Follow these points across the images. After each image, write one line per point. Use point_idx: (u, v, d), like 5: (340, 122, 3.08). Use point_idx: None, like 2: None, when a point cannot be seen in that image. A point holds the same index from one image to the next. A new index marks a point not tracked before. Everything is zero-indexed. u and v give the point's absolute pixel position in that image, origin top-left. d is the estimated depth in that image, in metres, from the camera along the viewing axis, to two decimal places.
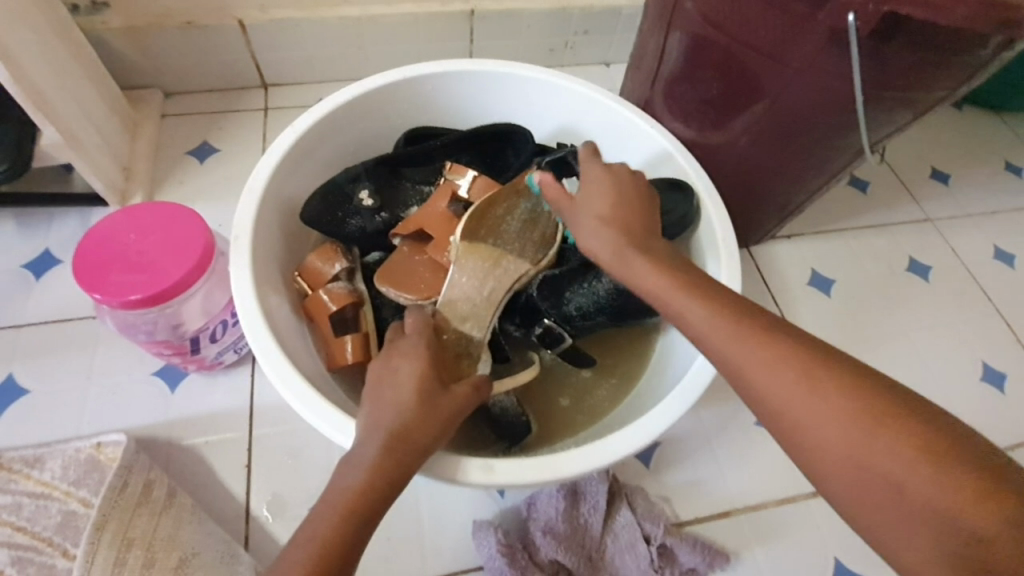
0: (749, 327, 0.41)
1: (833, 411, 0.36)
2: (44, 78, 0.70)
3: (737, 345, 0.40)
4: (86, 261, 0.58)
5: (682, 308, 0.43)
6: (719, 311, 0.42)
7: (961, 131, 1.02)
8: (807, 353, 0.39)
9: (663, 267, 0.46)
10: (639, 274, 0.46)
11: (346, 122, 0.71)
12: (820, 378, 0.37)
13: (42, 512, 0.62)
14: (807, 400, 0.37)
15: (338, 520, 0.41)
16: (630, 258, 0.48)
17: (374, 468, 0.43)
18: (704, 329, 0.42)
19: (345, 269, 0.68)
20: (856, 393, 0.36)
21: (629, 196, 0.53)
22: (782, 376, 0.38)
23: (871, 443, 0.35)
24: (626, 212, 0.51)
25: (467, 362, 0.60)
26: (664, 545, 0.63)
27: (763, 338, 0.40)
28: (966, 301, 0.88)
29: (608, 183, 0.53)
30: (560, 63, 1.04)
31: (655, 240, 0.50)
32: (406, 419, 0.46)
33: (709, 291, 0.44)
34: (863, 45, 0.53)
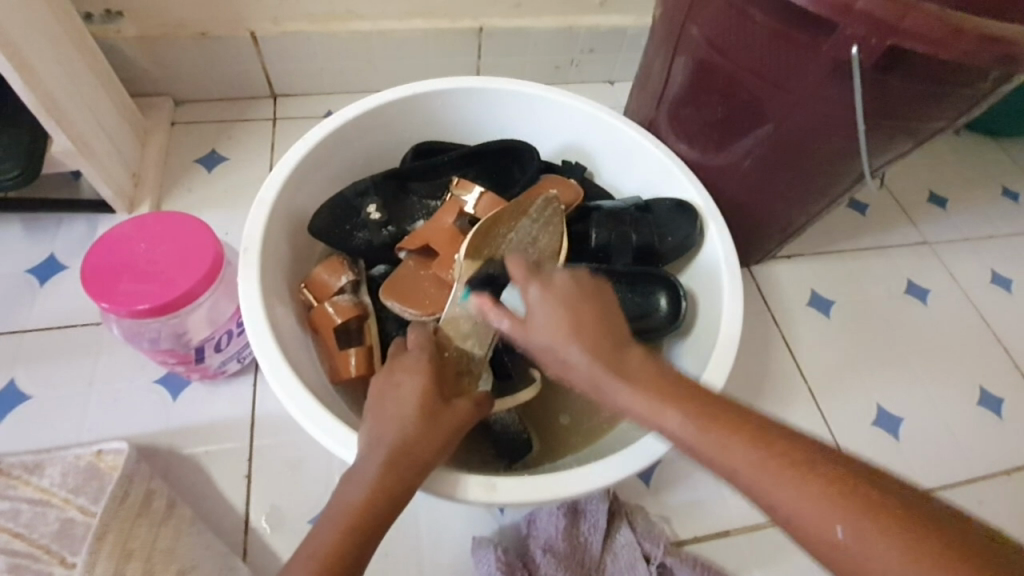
0: (707, 416, 0.39)
1: (809, 497, 0.34)
2: (58, 85, 0.71)
3: (696, 434, 0.39)
4: (95, 269, 0.58)
5: (624, 390, 0.42)
6: (698, 413, 0.39)
7: (959, 156, 1.04)
8: (766, 436, 0.37)
9: (629, 370, 0.42)
10: (603, 372, 0.43)
11: (355, 136, 0.72)
12: (790, 470, 0.35)
13: (39, 520, 0.62)
14: (781, 485, 0.35)
15: (341, 535, 0.41)
16: (599, 380, 0.43)
17: (377, 484, 0.44)
18: (658, 417, 0.40)
19: (351, 282, 0.69)
20: (828, 474, 0.35)
21: (584, 298, 0.47)
22: (751, 463, 0.36)
23: (853, 522, 0.33)
24: (577, 315, 0.45)
25: (467, 379, 0.60)
26: (664, 566, 0.63)
27: (722, 425, 0.38)
28: (964, 325, 0.89)
29: (553, 296, 0.47)
30: (566, 81, 1.06)
31: (625, 349, 0.44)
32: (408, 434, 0.46)
33: (652, 368, 0.43)
34: (865, 76, 0.54)
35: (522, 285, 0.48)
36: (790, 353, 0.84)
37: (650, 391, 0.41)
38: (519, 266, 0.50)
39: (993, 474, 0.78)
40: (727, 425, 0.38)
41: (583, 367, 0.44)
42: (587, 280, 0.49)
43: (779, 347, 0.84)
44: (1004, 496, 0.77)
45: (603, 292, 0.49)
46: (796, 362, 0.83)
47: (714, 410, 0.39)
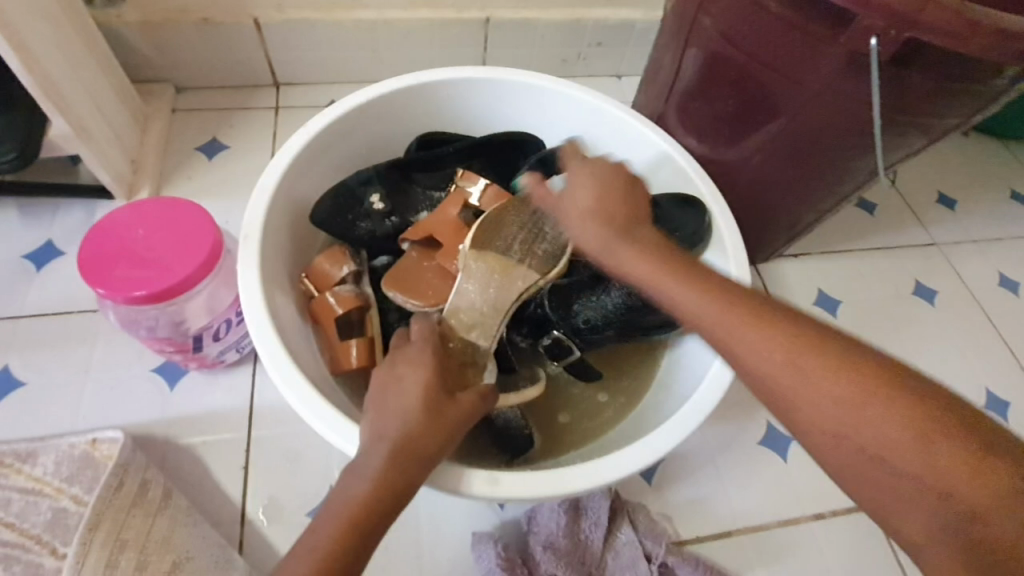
0: (766, 320, 0.40)
1: (844, 404, 0.36)
2: (58, 68, 0.70)
3: (752, 334, 0.40)
4: (91, 254, 0.57)
5: (671, 295, 0.44)
6: (710, 295, 0.43)
7: (968, 157, 1.03)
8: (822, 344, 0.38)
9: (640, 237, 0.50)
10: (613, 236, 0.50)
11: (358, 125, 0.71)
12: (834, 370, 0.37)
13: (32, 509, 0.61)
14: (823, 391, 0.37)
15: (341, 530, 0.40)
16: (606, 244, 0.50)
17: (378, 478, 0.42)
18: (695, 318, 0.43)
19: (353, 272, 0.68)
20: (872, 376, 0.37)
21: (617, 181, 0.54)
22: (792, 365, 0.38)
23: (878, 425, 0.35)
24: (608, 189, 0.54)
25: (472, 371, 0.59)
26: (666, 564, 0.62)
27: (776, 328, 0.40)
28: (972, 327, 0.88)
29: (587, 173, 0.55)
30: (572, 74, 1.05)
31: (638, 226, 0.51)
32: (410, 428, 0.45)
33: (698, 275, 0.45)
34: (883, 70, 0.53)
35: (566, 167, 0.58)
36: None
37: (707, 295, 0.43)
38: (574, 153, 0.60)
39: None
40: (779, 327, 0.40)
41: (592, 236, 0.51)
42: (625, 171, 0.56)
43: None
44: None
45: (634, 184, 0.55)
46: None
47: (769, 320, 0.40)
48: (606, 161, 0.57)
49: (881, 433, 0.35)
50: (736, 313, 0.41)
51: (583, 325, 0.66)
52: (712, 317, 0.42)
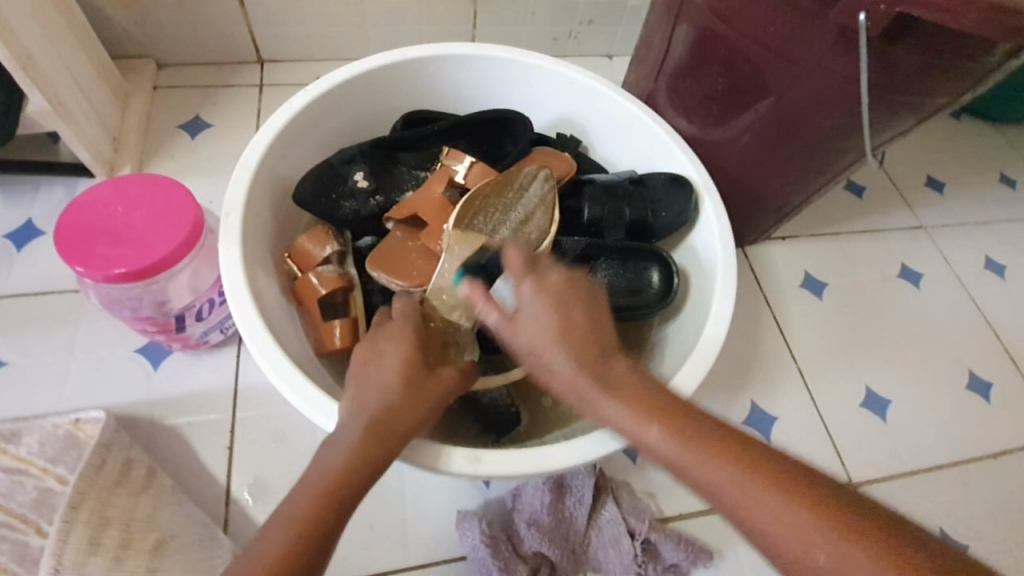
0: (773, 480, 0.39)
1: (861, 571, 0.35)
2: (33, 42, 0.68)
3: (762, 499, 0.39)
4: (69, 232, 0.56)
5: (649, 437, 0.43)
6: (666, 424, 0.43)
7: (958, 140, 1.03)
8: (825, 499, 0.38)
9: (611, 377, 0.46)
10: (588, 384, 0.46)
11: (343, 102, 0.70)
12: (795, 510, 0.38)
13: (16, 488, 0.61)
14: (834, 552, 0.36)
15: (318, 500, 0.41)
16: (584, 390, 0.46)
17: (357, 450, 0.43)
18: (699, 467, 0.41)
19: (336, 252, 0.67)
20: (831, 513, 0.37)
21: (575, 298, 0.49)
22: (807, 527, 0.37)
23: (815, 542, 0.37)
24: (568, 317, 0.48)
25: (453, 350, 0.58)
26: (648, 541, 0.62)
27: (784, 487, 0.39)
28: (956, 309, 0.89)
29: (548, 296, 0.49)
30: (563, 53, 1.03)
31: (612, 358, 0.47)
32: (389, 402, 0.45)
33: (689, 417, 0.44)
34: (871, 45, 0.52)
35: (517, 278, 0.50)
36: (782, 333, 0.83)
37: (708, 452, 0.41)
38: (516, 258, 0.51)
39: (977, 457, 0.79)
40: (789, 483, 0.39)
41: (568, 375, 0.46)
42: (581, 281, 0.51)
43: (771, 328, 0.83)
44: (986, 478, 0.78)
45: (594, 293, 0.51)
46: (787, 343, 0.82)
47: (779, 476, 0.39)
48: (559, 270, 0.51)
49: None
50: (743, 468, 0.40)
51: None
52: (721, 475, 0.40)
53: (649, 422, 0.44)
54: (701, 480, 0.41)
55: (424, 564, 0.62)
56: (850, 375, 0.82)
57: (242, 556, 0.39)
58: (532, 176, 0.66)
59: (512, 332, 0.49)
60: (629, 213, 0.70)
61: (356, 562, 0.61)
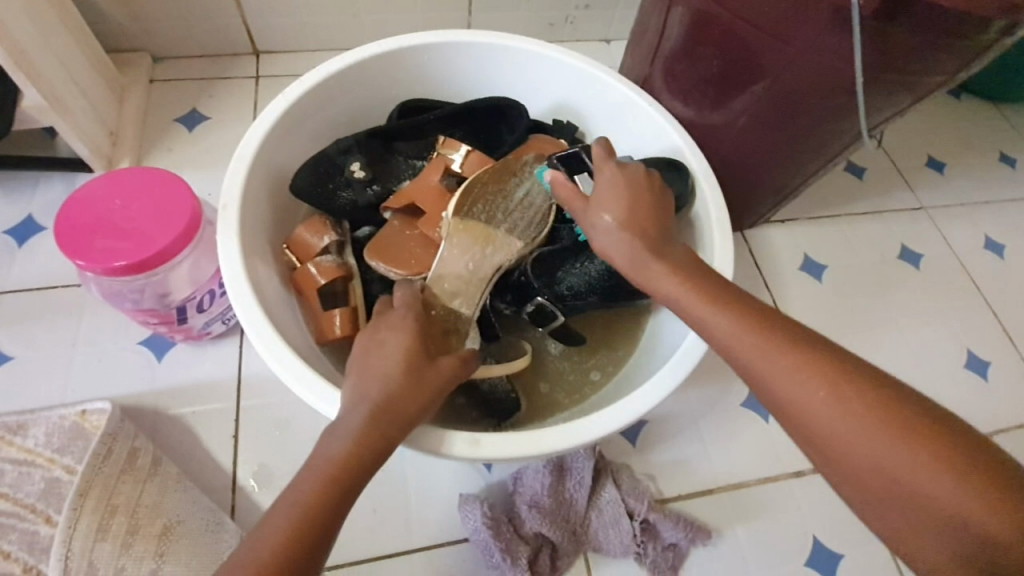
0: (824, 366, 0.39)
1: (892, 450, 0.36)
2: (27, 37, 0.68)
3: (805, 382, 0.39)
4: (69, 226, 0.57)
5: (720, 325, 0.43)
6: (733, 313, 0.43)
7: (958, 120, 1.02)
8: (878, 392, 0.38)
9: (674, 265, 0.48)
10: (651, 265, 0.48)
11: (339, 92, 0.70)
12: (865, 406, 0.37)
13: (25, 479, 0.62)
14: (868, 428, 0.37)
15: (320, 489, 0.41)
16: (643, 262, 0.48)
17: (358, 439, 0.43)
18: (747, 346, 0.41)
19: (335, 242, 0.68)
20: (900, 415, 0.37)
21: (637, 195, 0.53)
22: (856, 414, 0.37)
23: (881, 441, 0.37)
24: (634, 210, 0.51)
25: (455, 338, 0.59)
26: (647, 521, 0.63)
27: (832, 374, 0.39)
28: (955, 289, 0.89)
29: (625, 182, 0.54)
30: (560, 39, 1.02)
31: (671, 244, 0.50)
32: (390, 391, 0.45)
33: (739, 300, 0.44)
34: (866, 24, 0.52)
35: (578, 195, 0.54)
36: (780, 316, 0.83)
37: (756, 331, 0.42)
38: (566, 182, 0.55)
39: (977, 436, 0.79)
40: (837, 375, 0.39)
41: (624, 242, 0.50)
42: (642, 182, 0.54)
43: None
44: None
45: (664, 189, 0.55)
46: None
47: (817, 360, 0.40)
48: (623, 174, 0.55)
49: (924, 479, 0.35)
50: (789, 349, 0.40)
51: (566, 292, 0.66)
52: (765, 354, 0.40)
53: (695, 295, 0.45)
54: (766, 370, 0.40)
55: (427, 547, 0.63)
56: None
57: (245, 543, 0.39)
58: (530, 164, 0.67)
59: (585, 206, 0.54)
60: None
61: (360, 546, 0.62)
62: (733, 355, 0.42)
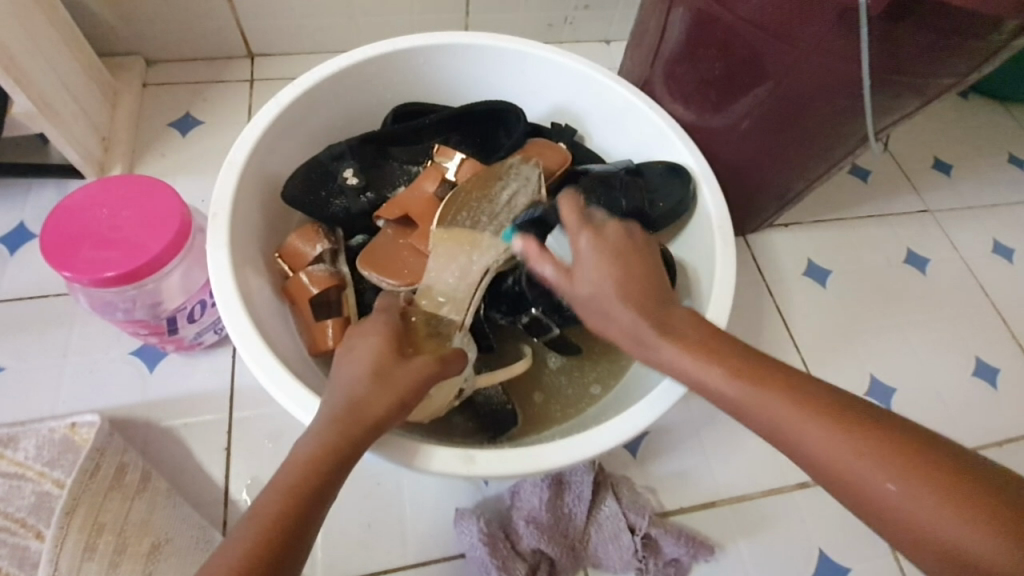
0: (826, 412, 0.38)
1: (912, 495, 0.35)
2: (16, 42, 0.66)
3: (827, 445, 0.37)
4: (57, 236, 0.56)
5: (715, 378, 0.42)
6: (729, 367, 0.42)
7: (965, 121, 1.00)
8: (885, 434, 0.36)
9: (670, 321, 0.46)
10: (647, 329, 0.45)
11: (332, 96, 0.68)
12: (873, 453, 0.36)
13: (15, 493, 0.61)
14: (898, 482, 0.35)
15: (286, 493, 0.39)
16: (642, 332, 0.46)
17: (325, 441, 0.42)
18: (760, 407, 0.40)
19: (328, 250, 0.66)
20: (912, 456, 0.35)
21: (631, 254, 0.50)
22: (883, 473, 0.36)
23: (897, 485, 0.35)
24: (625, 263, 0.49)
25: (435, 341, 0.57)
26: (649, 536, 0.62)
27: (835, 418, 0.38)
28: (963, 294, 0.87)
29: (605, 252, 0.49)
30: (559, 40, 1.01)
31: (668, 306, 0.47)
32: (357, 390, 0.44)
33: (745, 359, 0.42)
34: (873, 25, 0.51)
35: (574, 233, 0.51)
36: (784, 322, 0.82)
37: (768, 387, 0.40)
38: (570, 213, 0.52)
39: (986, 446, 0.77)
40: (858, 432, 0.37)
41: (623, 318, 0.47)
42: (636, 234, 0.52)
43: (774, 318, 0.82)
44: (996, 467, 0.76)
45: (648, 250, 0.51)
46: (789, 332, 0.81)
47: (822, 408, 0.38)
48: (615, 225, 0.52)
49: (946, 522, 0.34)
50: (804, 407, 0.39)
51: (565, 301, 0.64)
52: (771, 408, 0.39)
53: (699, 353, 0.43)
54: (770, 422, 0.39)
55: (423, 562, 0.62)
56: (855, 364, 0.80)
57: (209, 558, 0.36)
58: (516, 164, 0.66)
59: (571, 283, 0.50)
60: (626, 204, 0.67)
61: (355, 561, 0.61)
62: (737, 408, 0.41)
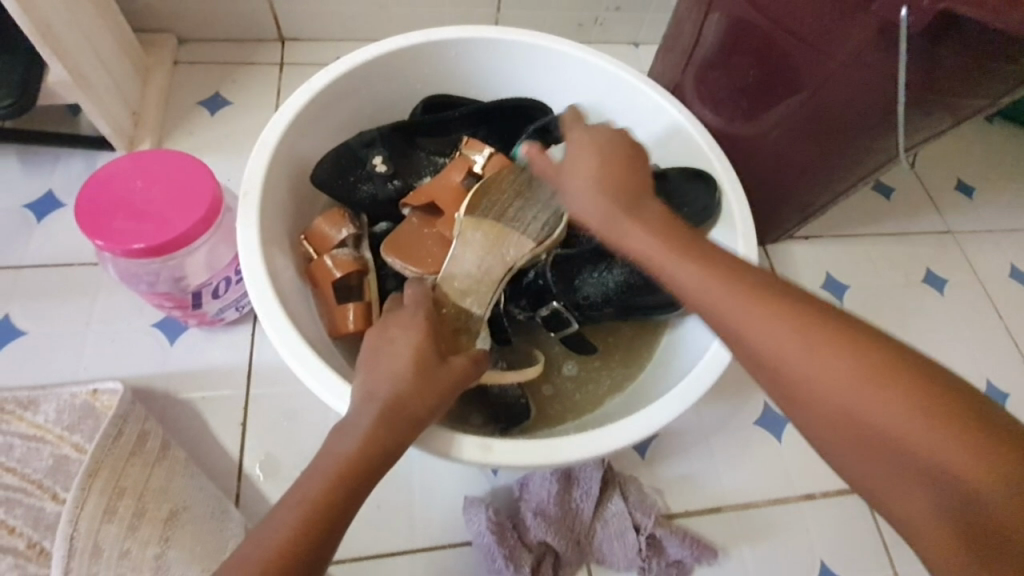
0: (784, 309, 0.37)
1: (874, 396, 0.34)
2: (56, 10, 0.67)
3: (793, 342, 0.36)
4: (90, 205, 0.56)
5: (679, 272, 0.41)
6: (692, 257, 0.41)
7: (991, 144, 1.00)
8: (850, 336, 0.36)
9: (644, 211, 0.46)
10: (620, 211, 0.46)
11: (364, 84, 0.69)
12: (831, 349, 0.36)
13: (33, 455, 0.63)
14: (859, 393, 0.35)
15: (331, 483, 0.41)
16: (611, 226, 0.46)
17: (367, 436, 0.43)
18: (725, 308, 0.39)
19: (352, 235, 0.67)
20: (878, 362, 0.35)
21: (619, 159, 0.49)
22: (837, 367, 0.35)
23: (857, 388, 0.35)
24: (611, 167, 0.49)
25: (466, 337, 0.59)
26: (654, 536, 0.63)
27: (793, 315, 0.37)
28: (979, 317, 0.87)
29: (601, 152, 0.50)
30: (588, 40, 1.01)
31: (647, 199, 0.47)
32: (403, 388, 0.45)
33: (715, 254, 0.42)
34: (912, 42, 0.51)
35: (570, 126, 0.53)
36: None
37: (729, 281, 0.39)
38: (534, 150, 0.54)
39: None
40: (833, 337, 0.36)
41: (595, 210, 0.47)
42: (620, 134, 0.52)
43: None
44: None
45: (639, 152, 0.51)
46: None
47: (789, 307, 0.37)
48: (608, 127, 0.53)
49: (906, 426, 0.33)
50: (765, 301, 0.38)
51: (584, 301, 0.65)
52: (727, 304, 0.39)
53: (660, 249, 0.43)
54: (718, 315, 0.39)
55: (429, 548, 0.63)
56: None
57: (252, 535, 0.39)
58: None
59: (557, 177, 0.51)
60: None
61: (363, 542, 0.62)
62: (694, 298, 0.40)
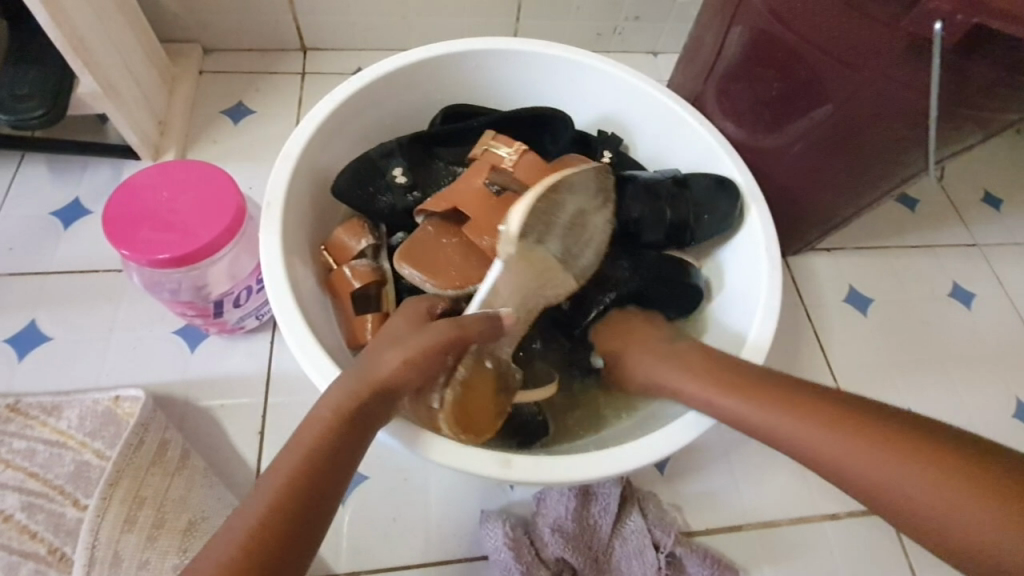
0: (828, 419, 0.44)
1: (911, 477, 0.40)
2: (86, 23, 0.69)
3: (839, 447, 0.43)
4: (117, 215, 0.57)
5: (735, 409, 0.49)
6: (751, 399, 0.48)
7: (1021, 155, 0.97)
8: (889, 432, 0.42)
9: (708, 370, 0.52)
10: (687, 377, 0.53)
11: (385, 95, 0.70)
12: (874, 445, 0.42)
13: (56, 461, 0.63)
14: (904, 479, 0.40)
15: (305, 450, 0.43)
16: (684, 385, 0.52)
17: (339, 405, 0.46)
18: (794, 433, 0.46)
19: (371, 246, 0.67)
20: (913, 448, 0.41)
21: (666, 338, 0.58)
22: (879, 460, 0.42)
23: (899, 477, 0.41)
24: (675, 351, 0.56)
25: (503, 396, 0.56)
26: (673, 554, 0.61)
27: (834, 421, 0.44)
28: (1010, 333, 0.84)
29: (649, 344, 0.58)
30: (606, 49, 1.01)
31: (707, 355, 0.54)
32: (371, 361, 0.49)
33: (768, 386, 0.49)
34: (944, 58, 0.50)
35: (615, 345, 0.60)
36: (822, 349, 0.80)
37: (777, 405, 0.47)
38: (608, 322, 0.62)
39: None
40: (873, 434, 0.42)
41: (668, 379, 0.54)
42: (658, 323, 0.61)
43: (811, 343, 0.81)
44: None
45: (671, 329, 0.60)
46: (827, 359, 0.80)
47: (834, 414, 0.44)
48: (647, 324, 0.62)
49: (949, 502, 0.39)
50: (807, 417, 0.45)
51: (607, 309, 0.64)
52: (783, 427, 0.46)
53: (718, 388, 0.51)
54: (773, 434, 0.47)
55: (445, 562, 0.62)
56: (892, 397, 0.79)
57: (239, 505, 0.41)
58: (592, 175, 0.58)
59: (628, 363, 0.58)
60: (671, 215, 0.67)
61: (379, 554, 0.62)
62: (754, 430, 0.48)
